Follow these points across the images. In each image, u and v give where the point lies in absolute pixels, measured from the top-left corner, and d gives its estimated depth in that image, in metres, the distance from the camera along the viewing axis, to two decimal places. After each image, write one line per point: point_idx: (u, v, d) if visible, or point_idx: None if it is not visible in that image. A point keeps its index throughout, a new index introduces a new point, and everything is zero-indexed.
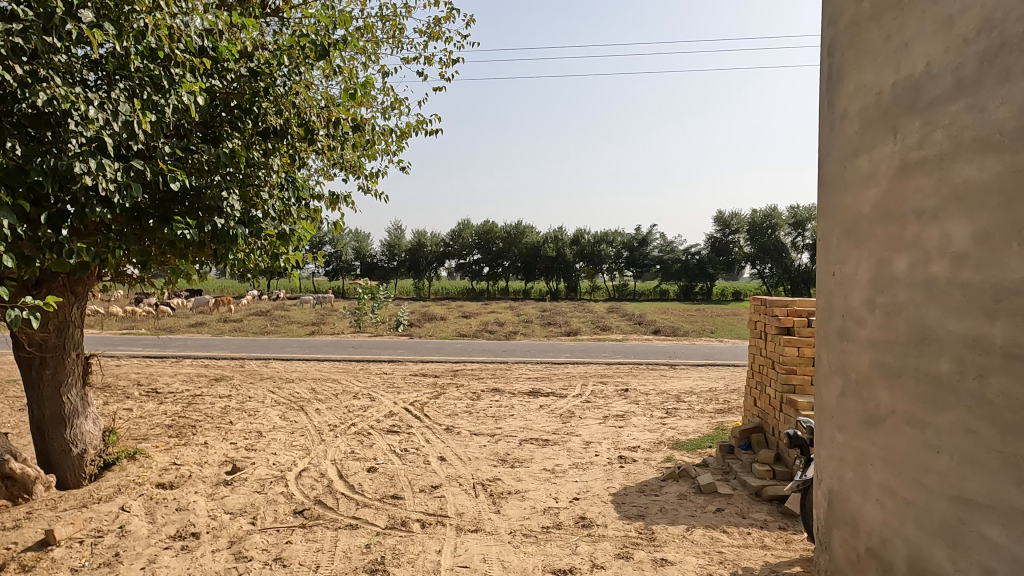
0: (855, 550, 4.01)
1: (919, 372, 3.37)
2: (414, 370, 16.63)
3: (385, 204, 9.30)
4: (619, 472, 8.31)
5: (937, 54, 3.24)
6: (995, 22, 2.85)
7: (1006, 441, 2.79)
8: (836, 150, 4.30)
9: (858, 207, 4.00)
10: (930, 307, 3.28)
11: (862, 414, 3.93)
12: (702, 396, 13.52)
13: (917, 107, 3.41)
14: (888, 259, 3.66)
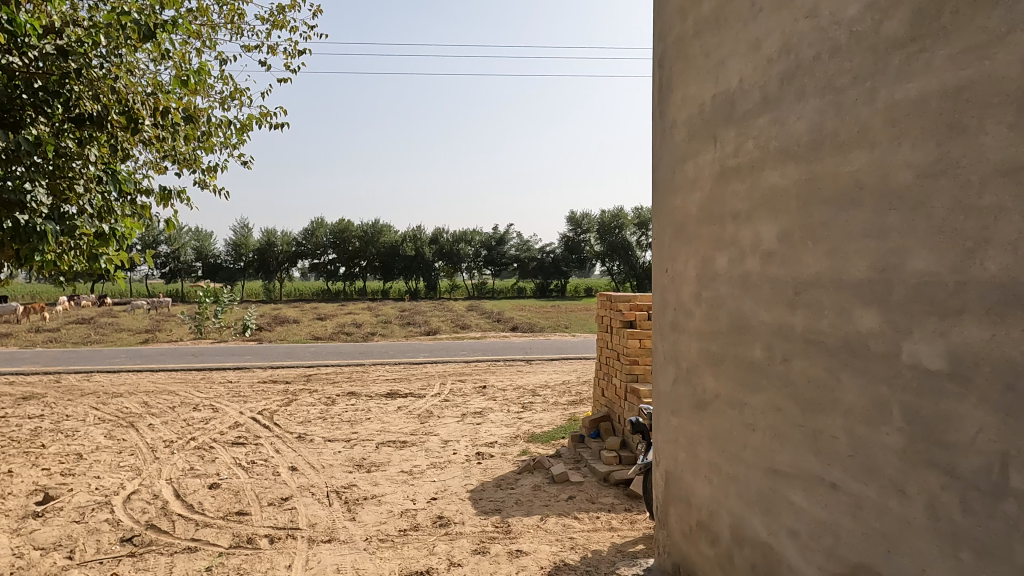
0: (688, 523, 4.37)
1: (738, 359, 3.73)
2: (263, 377, 15.71)
3: (225, 199, 8.72)
4: (476, 468, 8.41)
5: (748, 72, 3.60)
6: (793, 46, 3.22)
7: (806, 416, 3.16)
8: (668, 156, 4.64)
9: (686, 208, 4.36)
10: (745, 299, 3.65)
11: (691, 399, 4.29)
12: (556, 390, 14.07)
13: (732, 118, 3.77)
14: (711, 257, 4.02)
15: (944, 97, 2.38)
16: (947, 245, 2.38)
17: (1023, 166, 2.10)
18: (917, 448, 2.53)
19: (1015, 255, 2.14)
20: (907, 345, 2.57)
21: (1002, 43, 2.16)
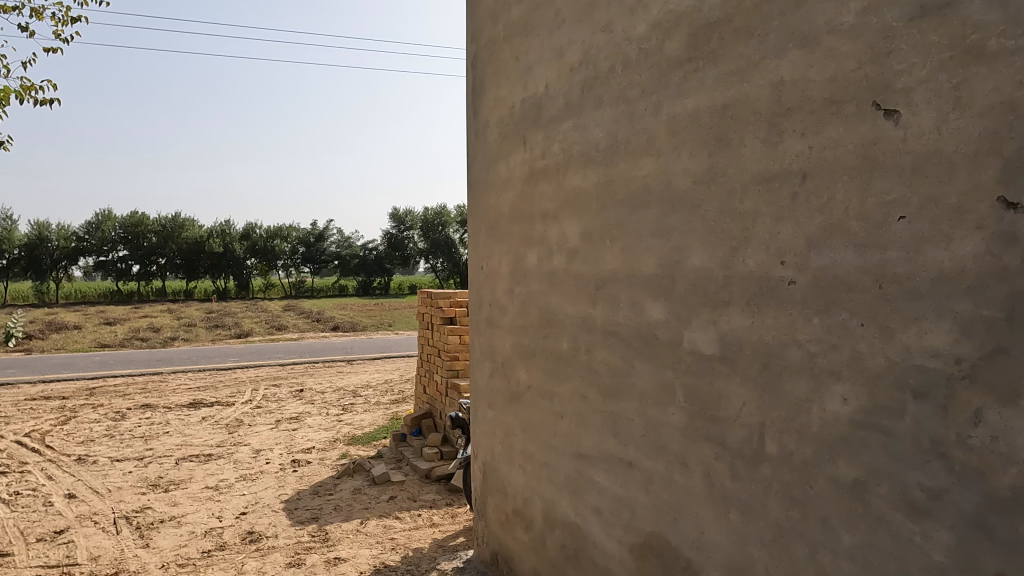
0: (504, 512, 4.52)
1: (547, 351, 3.92)
2: (32, 393, 13.55)
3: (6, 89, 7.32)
4: (292, 476, 7.99)
5: (553, 78, 3.80)
6: (591, 58, 3.45)
7: (606, 402, 3.42)
8: (482, 155, 4.74)
9: (498, 207, 4.50)
10: (553, 294, 3.85)
11: (506, 391, 4.44)
12: (378, 389, 13.83)
13: (540, 122, 3.95)
14: (522, 254, 4.18)
15: (714, 113, 2.69)
16: (717, 244, 2.70)
17: (772, 176, 2.44)
18: (695, 424, 2.84)
19: (767, 253, 2.48)
20: (687, 333, 2.87)
21: (757, 70, 2.49)
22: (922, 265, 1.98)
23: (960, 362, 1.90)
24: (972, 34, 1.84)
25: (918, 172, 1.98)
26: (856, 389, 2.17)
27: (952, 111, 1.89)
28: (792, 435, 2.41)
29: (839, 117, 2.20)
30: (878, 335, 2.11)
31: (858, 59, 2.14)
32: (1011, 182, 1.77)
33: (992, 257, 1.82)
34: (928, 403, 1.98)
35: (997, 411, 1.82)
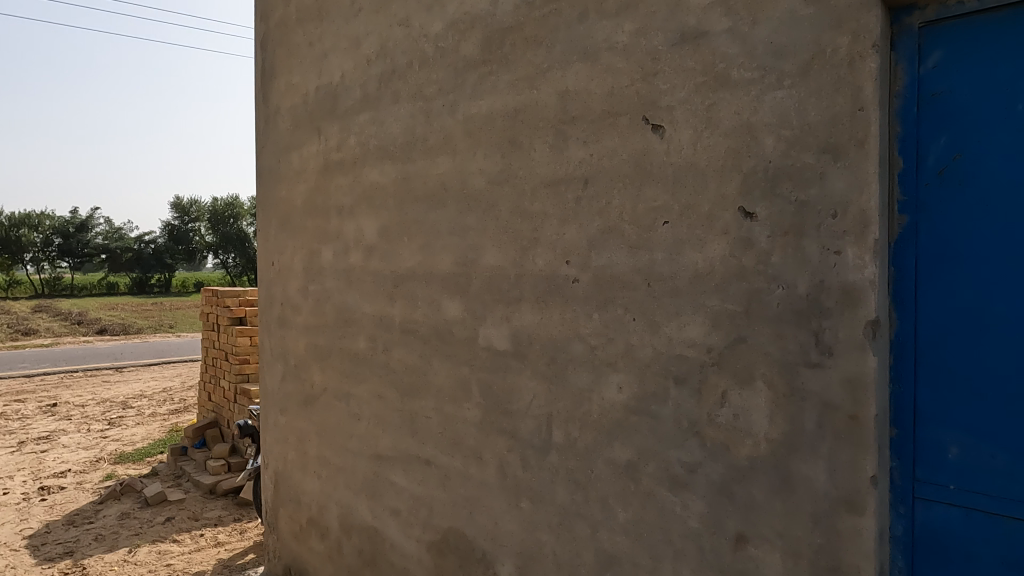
0: (298, 522, 4.27)
1: (343, 351, 3.78)
2: None
3: None
4: (39, 507, 6.81)
5: (349, 69, 3.66)
6: (388, 51, 3.38)
7: (404, 401, 3.37)
8: (272, 144, 4.43)
9: (291, 200, 4.23)
10: (349, 292, 3.71)
11: (299, 395, 4.20)
12: (154, 399, 12.36)
13: (335, 113, 3.78)
14: (317, 250, 3.98)
15: (506, 116, 2.78)
16: (509, 243, 2.79)
17: (558, 180, 2.59)
18: (490, 419, 2.92)
19: (554, 252, 2.62)
20: (482, 330, 2.93)
21: (545, 78, 2.62)
22: (681, 265, 2.22)
23: (711, 350, 2.16)
24: (720, 63, 2.10)
25: (678, 183, 2.22)
26: (629, 378, 2.38)
27: (705, 129, 2.15)
28: (575, 424, 2.57)
29: (615, 128, 2.39)
30: (647, 328, 2.33)
31: (631, 76, 2.34)
32: (748, 195, 2.05)
33: (735, 258, 2.09)
34: (686, 387, 2.23)
35: (738, 392, 2.10)
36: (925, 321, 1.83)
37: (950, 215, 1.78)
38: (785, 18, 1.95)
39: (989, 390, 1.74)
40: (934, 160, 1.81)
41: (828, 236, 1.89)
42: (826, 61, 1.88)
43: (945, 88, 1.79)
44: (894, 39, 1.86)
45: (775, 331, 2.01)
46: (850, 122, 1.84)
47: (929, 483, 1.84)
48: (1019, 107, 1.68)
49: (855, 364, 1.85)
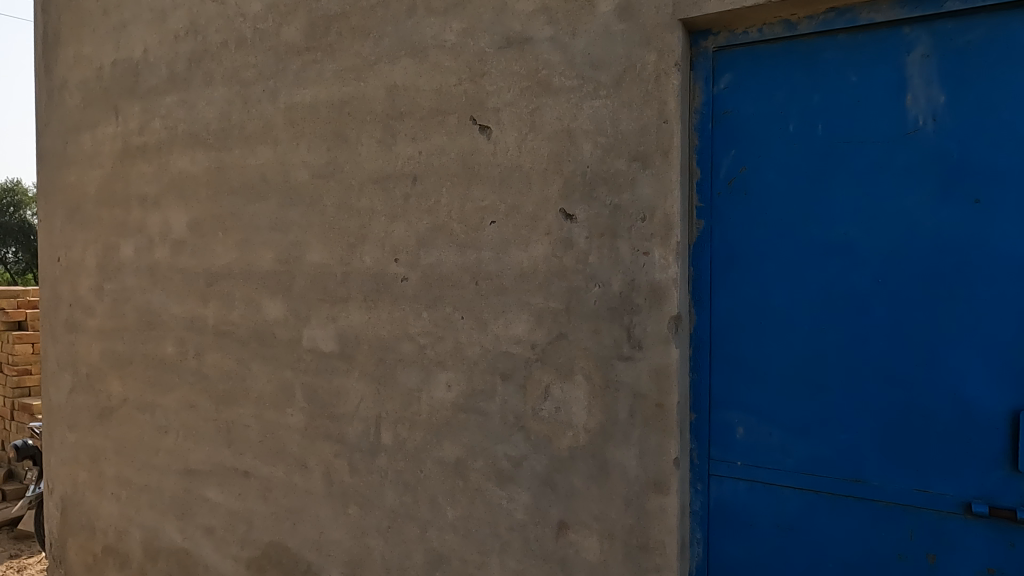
0: (91, 552, 3.78)
1: (147, 357, 3.40)
2: None
3: None
4: None
5: (153, 44, 3.29)
6: (199, 28, 3.09)
7: (218, 409, 3.11)
8: (58, 123, 3.87)
9: (81, 187, 3.72)
10: (154, 291, 3.35)
11: (92, 408, 3.71)
12: None
13: (136, 92, 3.38)
14: (114, 245, 3.54)
15: (331, 107, 2.66)
16: (335, 240, 2.68)
17: (386, 176, 2.53)
18: (315, 424, 2.78)
19: (382, 251, 2.55)
20: (306, 331, 2.79)
21: (372, 71, 2.55)
22: (507, 264, 2.27)
23: (535, 347, 2.24)
24: (543, 69, 2.18)
25: (504, 184, 2.27)
26: (458, 376, 2.40)
27: (529, 133, 2.21)
28: (404, 424, 2.54)
29: (443, 127, 2.39)
30: (474, 326, 2.35)
31: (459, 76, 2.35)
32: (568, 197, 2.15)
33: (556, 258, 2.18)
34: (512, 383, 2.29)
35: (560, 386, 2.20)
36: (718, 315, 2.04)
37: (738, 221, 2.00)
38: (601, 32, 2.07)
39: (768, 375, 1.98)
40: (725, 171, 2.02)
41: (638, 238, 2.04)
42: (636, 75, 2.02)
43: (734, 107, 2.00)
44: (692, 60, 2.04)
45: (592, 327, 2.13)
46: (656, 133, 2.00)
47: (721, 460, 2.06)
48: (790, 128, 1.92)
49: (661, 356, 2.02)
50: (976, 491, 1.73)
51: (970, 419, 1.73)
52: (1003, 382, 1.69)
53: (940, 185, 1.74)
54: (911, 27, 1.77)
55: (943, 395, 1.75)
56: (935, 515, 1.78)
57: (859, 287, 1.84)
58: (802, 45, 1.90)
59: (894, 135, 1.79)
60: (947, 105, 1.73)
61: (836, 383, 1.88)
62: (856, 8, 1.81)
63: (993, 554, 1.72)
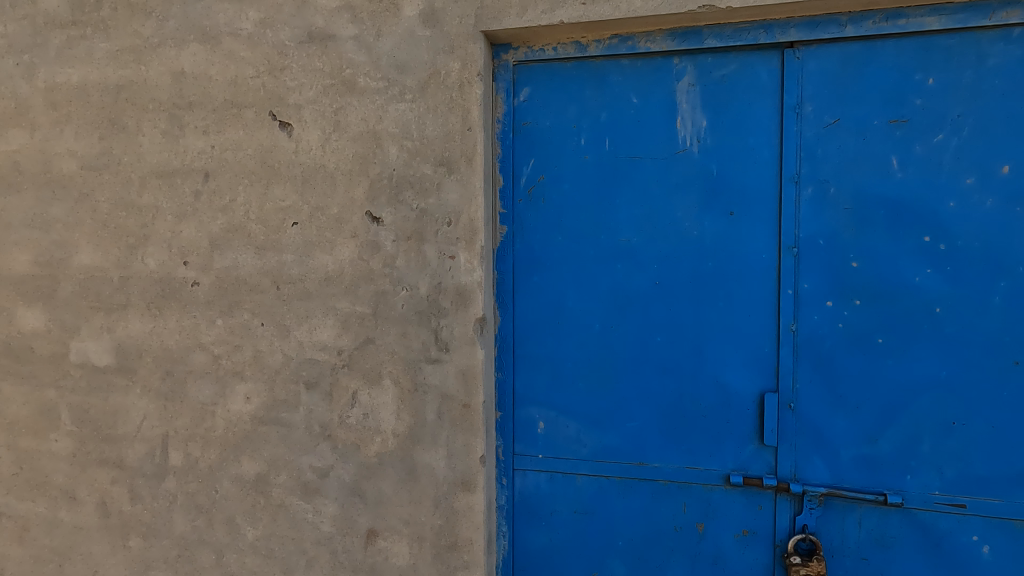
0: None
1: None
2: None
3: None
4: None
5: None
6: None
7: None
8: None
9: None
10: None
11: None
12: None
13: None
14: None
15: (105, 91, 2.35)
16: (110, 241, 2.37)
17: (173, 171, 2.30)
18: (86, 449, 2.44)
19: (168, 253, 2.32)
20: (74, 344, 2.43)
21: (154, 54, 2.30)
22: (311, 268, 2.18)
23: (341, 352, 2.17)
24: (347, 68, 2.13)
25: (307, 184, 2.18)
26: (257, 387, 2.25)
27: (333, 132, 2.15)
28: (196, 442, 2.33)
29: (239, 121, 2.23)
30: (275, 333, 2.22)
31: (256, 68, 2.21)
32: (374, 200, 2.12)
33: (362, 261, 2.14)
34: (317, 392, 2.20)
35: (367, 392, 2.16)
36: (520, 317, 2.15)
37: (536, 227, 2.12)
38: (406, 36, 2.07)
39: (565, 372, 2.12)
40: (525, 180, 2.13)
41: (444, 242, 2.07)
42: (441, 82, 2.05)
43: (533, 119, 2.12)
44: (494, 71, 2.12)
45: (400, 331, 2.12)
46: (461, 140, 2.05)
47: (524, 454, 2.17)
48: (581, 142, 2.08)
49: (467, 357, 2.07)
50: (733, 464, 1.99)
51: (728, 402, 1.99)
52: (753, 369, 1.97)
53: (703, 198, 1.99)
54: (680, 58, 1.99)
55: (708, 382, 2.00)
56: (702, 488, 2.02)
57: (641, 288, 2.04)
58: (591, 66, 2.06)
59: (667, 153, 2.01)
60: (709, 129, 1.98)
61: (622, 376, 2.07)
62: (635, 37, 2.00)
63: (746, 518, 1.99)
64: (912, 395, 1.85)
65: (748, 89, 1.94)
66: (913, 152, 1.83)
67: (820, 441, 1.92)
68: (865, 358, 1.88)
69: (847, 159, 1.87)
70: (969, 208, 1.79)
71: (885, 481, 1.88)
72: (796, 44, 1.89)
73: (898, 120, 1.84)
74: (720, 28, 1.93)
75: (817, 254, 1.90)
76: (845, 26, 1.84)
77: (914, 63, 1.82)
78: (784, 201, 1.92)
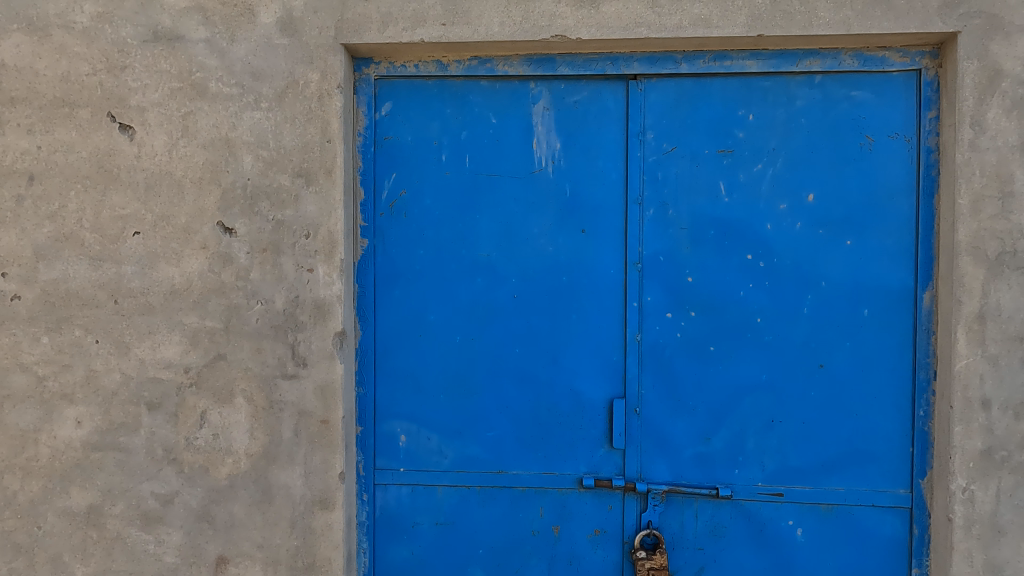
0: None
1: None
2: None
3: None
4: None
5: None
6: None
7: None
8: None
9: None
10: None
11: None
12: None
13: None
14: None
15: None
16: None
17: None
18: None
19: None
20: None
21: None
22: (154, 280, 2.05)
23: (189, 370, 2.05)
24: (197, 72, 2.03)
25: (150, 191, 2.05)
26: (90, 410, 2.07)
27: (181, 138, 2.04)
28: (14, 475, 2.08)
29: (71, 120, 2.05)
30: (113, 351, 2.06)
31: (92, 65, 2.04)
32: (226, 210, 2.03)
33: (213, 274, 2.04)
34: (160, 413, 2.06)
35: (218, 411, 2.05)
36: (382, 330, 2.15)
37: (398, 241, 2.14)
38: (262, 43, 2.02)
39: (427, 384, 2.14)
40: (386, 194, 2.14)
41: (302, 255, 2.03)
42: (299, 92, 2.02)
43: (394, 134, 2.13)
44: (355, 84, 2.12)
45: (254, 347, 2.04)
46: (320, 151, 2.02)
47: (385, 469, 2.16)
48: (442, 158, 2.12)
49: (326, 373, 2.03)
50: (586, 467, 2.11)
51: (581, 408, 2.11)
52: (603, 377, 2.10)
53: (557, 216, 2.10)
54: (535, 83, 2.10)
55: (562, 391, 2.11)
56: (558, 492, 2.12)
57: (499, 301, 2.11)
58: (451, 85, 2.12)
59: (524, 172, 2.11)
60: (562, 151, 2.10)
61: (482, 388, 2.12)
62: (494, 60, 2.09)
63: (598, 518, 2.11)
64: (739, 397, 2.05)
65: (597, 116, 2.08)
66: (737, 180, 2.05)
67: (662, 442, 2.08)
68: (699, 365, 2.06)
69: (683, 184, 2.06)
70: (783, 229, 2.03)
71: (717, 476, 2.07)
72: (639, 76, 2.06)
73: (725, 150, 2.05)
74: (572, 57, 2.06)
75: (658, 270, 2.07)
76: (680, 63, 2.03)
77: (737, 100, 2.04)
78: (630, 220, 2.07)
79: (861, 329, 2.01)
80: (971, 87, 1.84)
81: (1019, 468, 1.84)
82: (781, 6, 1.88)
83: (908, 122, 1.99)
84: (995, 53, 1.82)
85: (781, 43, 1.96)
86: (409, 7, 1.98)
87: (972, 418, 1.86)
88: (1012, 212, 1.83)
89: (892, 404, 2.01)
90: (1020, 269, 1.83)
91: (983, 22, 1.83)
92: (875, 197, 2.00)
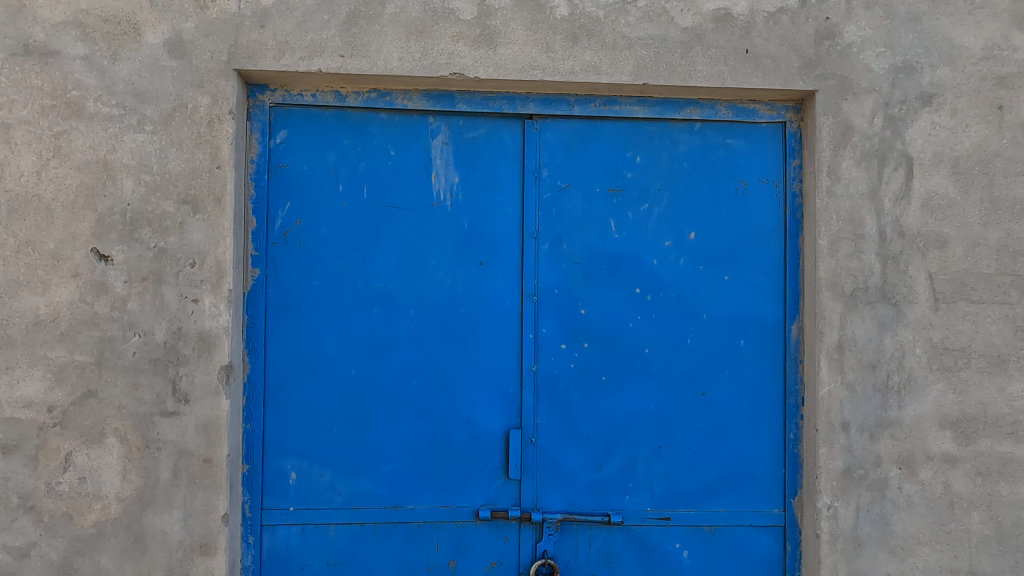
0: None
1: None
2: None
3: None
4: None
5: None
6: None
7: None
8: None
9: None
10: None
11: None
12: None
13: None
14: None
15: None
16: None
17: None
18: None
19: None
20: None
21: None
22: (15, 311, 1.88)
23: (52, 409, 1.89)
24: (73, 90, 1.91)
25: (14, 214, 1.89)
26: None
27: (52, 158, 1.90)
28: None
29: None
30: None
31: None
32: (102, 236, 1.91)
33: (85, 304, 1.90)
34: (17, 457, 1.87)
35: (85, 452, 1.89)
36: (272, 363, 2.07)
37: (292, 272, 2.08)
38: (147, 63, 1.93)
39: (320, 419, 2.08)
40: (280, 223, 2.08)
41: (186, 285, 1.93)
42: (187, 116, 1.94)
43: (290, 162, 2.09)
44: (248, 110, 2.07)
45: (129, 382, 1.91)
46: (208, 178, 1.95)
47: (274, 508, 2.07)
48: (339, 189, 2.10)
49: (210, 409, 1.93)
50: (482, 499, 2.11)
51: (477, 440, 2.11)
52: (499, 408, 2.12)
53: (455, 249, 2.12)
54: (434, 117, 2.13)
55: (459, 423, 2.11)
56: (454, 526, 2.10)
57: (396, 333, 2.10)
58: (349, 116, 2.12)
59: (422, 204, 2.12)
60: (460, 185, 2.14)
61: (378, 421, 2.09)
62: (393, 93, 2.11)
63: (494, 550, 2.11)
64: (629, 425, 2.14)
65: (494, 152, 2.14)
66: (626, 217, 2.16)
67: (556, 471, 2.12)
68: (592, 394, 2.13)
69: (576, 220, 2.15)
70: (668, 264, 2.15)
71: (609, 503, 2.13)
72: (534, 116, 2.14)
73: (614, 189, 2.16)
74: (470, 95, 2.11)
75: (552, 302, 2.14)
76: (573, 106, 2.13)
77: (625, 143, 2.16)
78: (525, 253, 2.13)
79: (738, 359, 2.16)
80: (828, 140, 2.05)
81: (874, 485, 2.02)
82: (664, 58, 2.03)
83: (775, 169, 2.18)
84: (846, 111, 2.05)
85: (665, 92, 2.10)
86: (306, 37, 1.97)
87: (835, 439, 2.03)
88: (863, 252, 2.04)
89: (765, 428, 2.15)
90: (871, 304, 2.04)
91: (836, 83, 2.05)
92: (749, 236, 2.17)
